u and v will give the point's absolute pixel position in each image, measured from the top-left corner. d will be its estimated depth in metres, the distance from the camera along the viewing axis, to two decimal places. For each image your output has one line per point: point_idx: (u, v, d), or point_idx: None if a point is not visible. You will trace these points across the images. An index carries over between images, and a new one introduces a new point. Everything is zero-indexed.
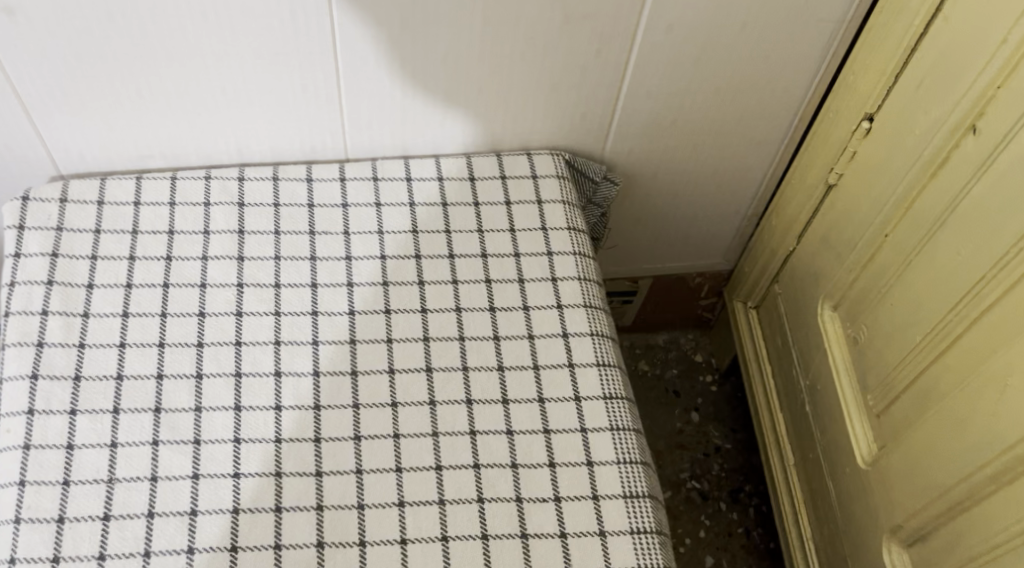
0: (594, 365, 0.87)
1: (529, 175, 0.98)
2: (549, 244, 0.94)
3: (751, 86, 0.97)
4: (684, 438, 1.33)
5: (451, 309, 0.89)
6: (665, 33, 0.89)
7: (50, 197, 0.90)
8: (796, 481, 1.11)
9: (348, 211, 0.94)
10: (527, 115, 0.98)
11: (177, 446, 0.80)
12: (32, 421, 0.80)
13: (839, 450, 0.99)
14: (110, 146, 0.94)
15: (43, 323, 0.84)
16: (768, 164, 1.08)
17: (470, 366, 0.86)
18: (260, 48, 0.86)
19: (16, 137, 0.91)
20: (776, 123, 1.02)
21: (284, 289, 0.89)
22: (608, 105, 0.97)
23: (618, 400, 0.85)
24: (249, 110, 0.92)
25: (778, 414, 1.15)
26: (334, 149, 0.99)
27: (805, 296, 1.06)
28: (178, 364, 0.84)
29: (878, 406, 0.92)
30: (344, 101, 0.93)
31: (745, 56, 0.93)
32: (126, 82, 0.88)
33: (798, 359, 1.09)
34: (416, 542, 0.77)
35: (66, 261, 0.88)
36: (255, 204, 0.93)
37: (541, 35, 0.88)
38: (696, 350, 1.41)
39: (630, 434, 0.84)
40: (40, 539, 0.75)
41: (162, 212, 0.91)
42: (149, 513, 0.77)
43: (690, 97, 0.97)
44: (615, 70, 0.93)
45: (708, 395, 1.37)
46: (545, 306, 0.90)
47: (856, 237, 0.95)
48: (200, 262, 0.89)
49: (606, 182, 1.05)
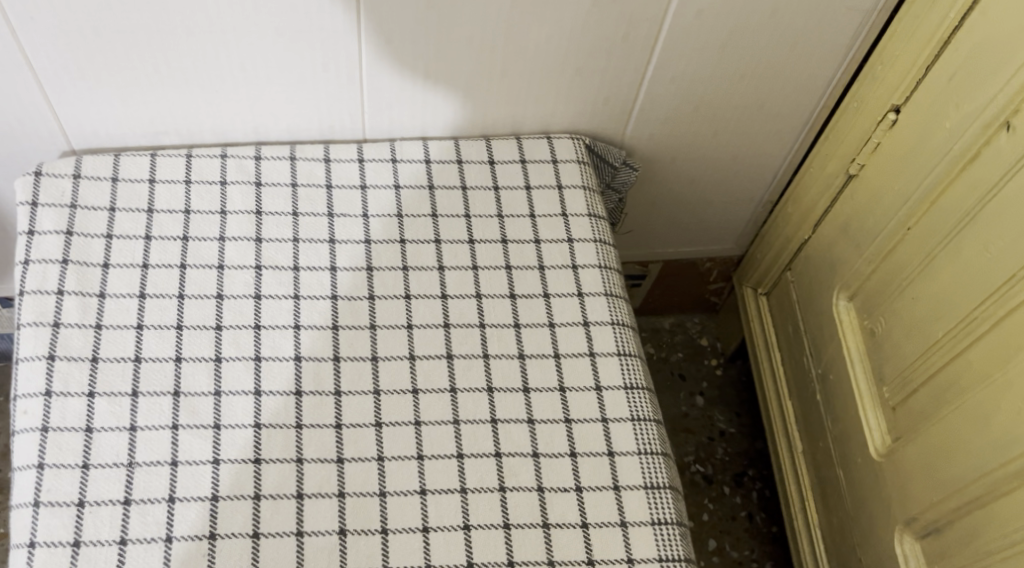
0: (615, 355, 0.86)
1: (549, 159, 0.97)
2: (570, 231, 0.93)
3: (776, 73, 0.96)
4: (689, 421, 1.34)
5: (472, 295, 0.88)
6: (694, 18, 0.88)
7: (63, 173, 0.89)
8: (804, 469, 1.12)
9: (366, 193, 0.93)
10: (550, 98, 0.96)
11: (197, 431, 0.79)
12: (49, 403, 0.79)
13: (852, 441, 1.00)
14: (124, 122, 0.92)
15: (59, 302, 0.83)
16: (787, 151, 1.08)
17: (491, 354, 0.85)
18: (282, 26, 0.85)
19: (27, 111, 0.89)
20: (798, 112, 1.02)
21: (303, 272, 0.88)
22: (631, 90, 0.96)
23: (639, 390, 0.85)
24: (268, 88, 0.91)
25: (787, 401, 1.16)
26: (351, 128, 0.97)
27: (819, 285, 1.06)
28: (197, 346, 0.83)
29: (894, 399, 0.93)
30: (365, 82, 0.92)
31: (772, 44, 0.92)
32: (144, 59, 0.86)
33: (810, 347, 1.09)
34: (438, 530, 0.77)
35: (81, 240, 0.86)
36: (272, 184, 0.92)
37: (568, 17, 0.87)
38: (702, 335, 1.41)
39: (651, 424, 0.84)
40: (60, 523, 0.74)
41: (178, 190, 0.90)
42: (171, 498, 0.76)
43: (714, 83, 0.97)
44: (640, 56, 0.92)
45: (713, 379, 1.38)
46: (566, 294, 0.89)
47: (877, 228, 0.95)
48: (217, 242, 0.88)
49: (625, 167, 1.03)
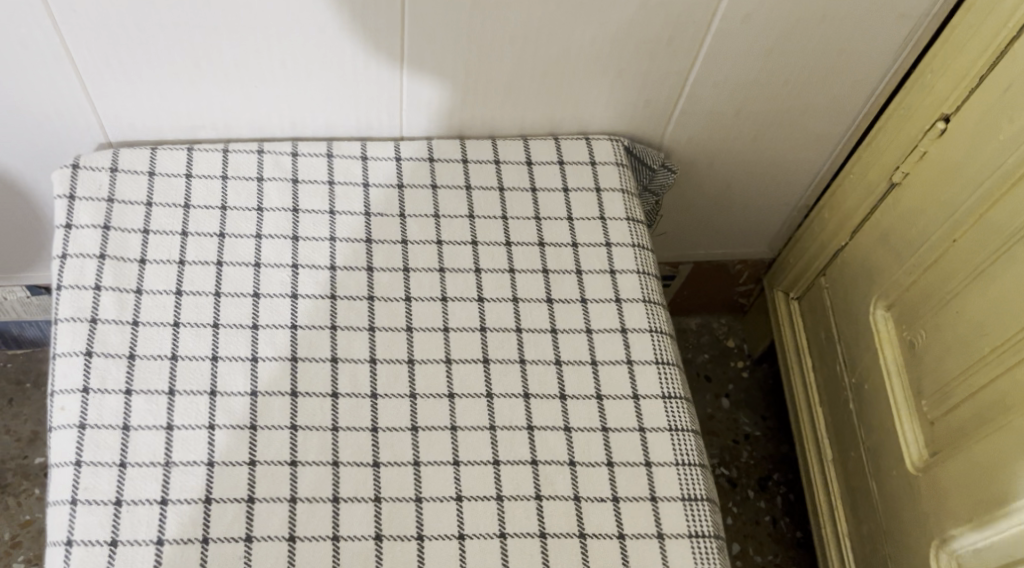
0: (653, 363, 0.86)
1: (587, 161, 0.96)
2: (608, 235, 0.92)
3: (822, 78, 0.95)
4: (714, 423, 1.33)
5: (508, 299, 0.88)
6: (744, 21, 0.87)
7: (101, 166, 0.88)
8: (833, 477, 1.11)
9: (404, 192, 0.92)
10: (591, 100, 0.95)
11: (234, 431, 0.79)
12: (87, 400, 0.78)
13: (886, 452, 0.99)
14: (162, 116, 0.92)
15: (96, 298, 0.83)
16: (825, 158, 1.07)
17: (528, 359, 0.85)
18: (325, 23, 0.84)
19: (66, 103, 0.88)
20: (842, 118, 1.01)
21: (339, 272, 0.87)
22: (674, 94, 0.95)
23: (676, 399, 0.84)
24: (308, 85, 0.90)
25: (817, 407, 1.15)
26: (388, 126, 0.96)
27: (855, 293, 1.05)
28: (233, 346, 0.82)
29: (933, 413, 0.92)
30: (405, 80, 0.91)
31: (821, 48, 0.91)
32: (185, 54, 0.85)
33: (843, 355, 1.08)
34: (474, 537, 0.77)
35: (118, 235, 0.86)
36: (309, 181, 0.91)
37: (614, 20, 0.86)
38: (729, 336, 1.40)
39: (689, 435, 0.83)
40: (98, 521, 0.74)
41: (215, 185, 0.89)
42: (207, 498, 0.76)
43: (759, 86, 0.96)
44: (685, 59, 0.91)
45: (739, 381, 1.36)
46: (604, 300, 0.88)
47: (919, 239, 0.94)
48: (254, 240, 0.87)
49: (663, 170, 1.02)
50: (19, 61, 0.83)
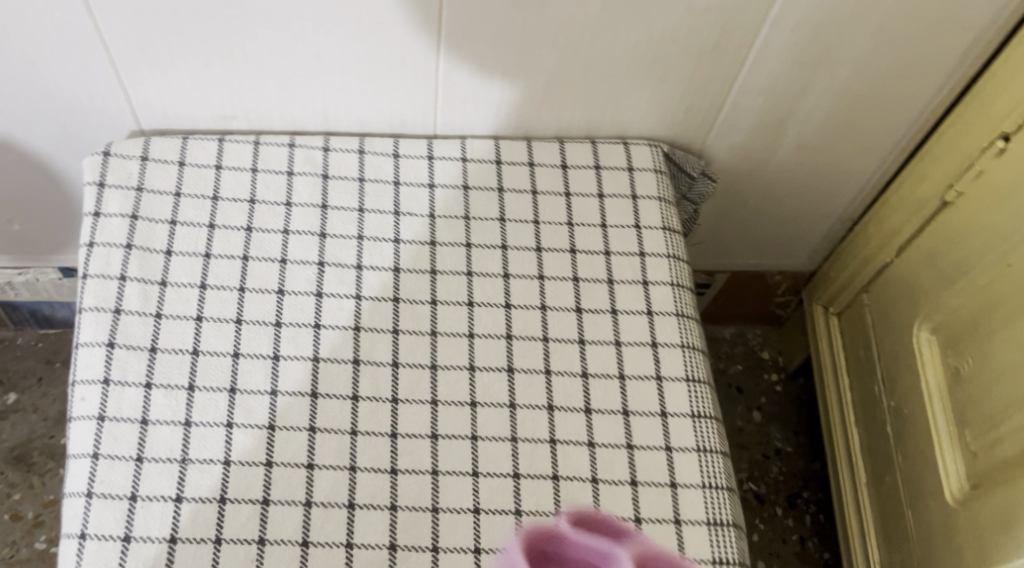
0: (683, 381, 0.83)
1: (624, 166, 0.93)
2: (643, 244, 0.89)
3: (874, 90, 0.92)
4: (744, 436, 1.29)
5: (536, 306, 0.85)
6: (795, 29, 0.84)
7: (132, 154, 0.88)
8: (866, 502, 1.08)
9: (434, 192, 0.90)
10: (631, 105, 0.93)
11: (252, 430, 0.77)
12: (107, 392, 0.78)
13: (925, 481, 0.96)
14: (195, 105, 0.90)
15: (121, 288, 0.82)
16: (872, 171, 1.03)
17: (554, 370, 0.83)
18: (361, 17, 0.82)
19: (99, 89, 0.88)
20: (893, 132, 0.97)
21: (366, 271, 0.86)
22: (717, 101, 0.92)
23: (706, 419, 0.82)
24: (342, 79, 0.88)
25: (853, 428, 1.11)
26: (422, 124, 0.94)
27: (898, 313, 1.02)
28: (255, 343, 0.81)
29: (977, 444, 0.89)
30: (440, 78, 0.89)
31: (875, 60, 0.88)
32: (220, 44, 0.84)
33: (883, 376, 1.05)
34: (490, 552, 0.75)
35: (145, 225, 0.85)
36: (340, 177, 0.89)
37: (659, 23, 0.83)
38: (764, 347, 1.36)
39: (717, 456, 0.81)
40: (112, 516, 0.73)
41: (244, 178, 0.88)
42: (222, 498, 0.75)
43: (808, 97, 0.92)
44: (731, 65, 0.88)
45: (772, 394, 1.33)
46: (635, 312, 0.86)
47: (970, 262, 0.90)
48: (281, 236, 0.86)
49: (703, 178, 0.99)
50: (54, 46, 0.83)
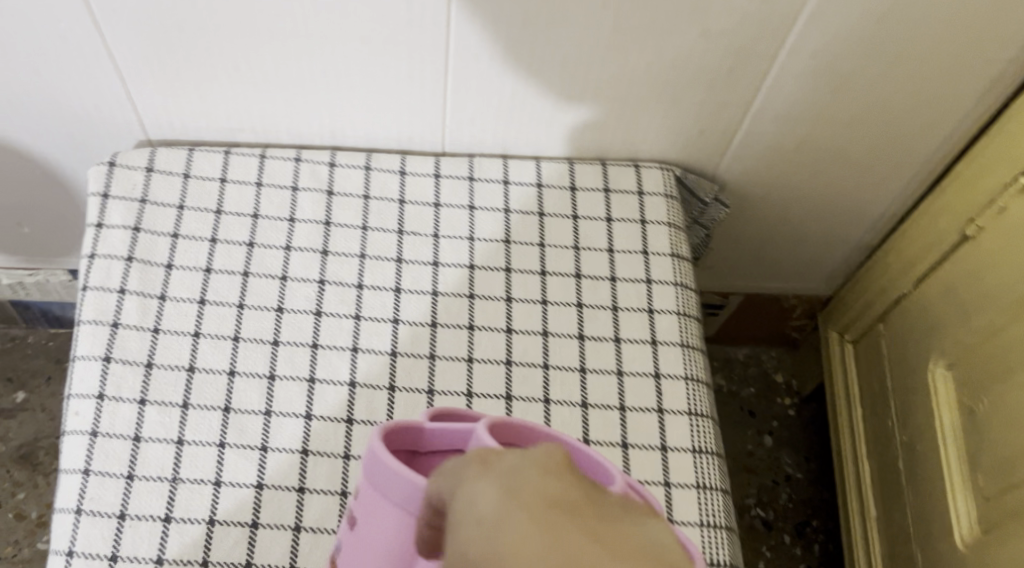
0: (685, 414, 0.82)
1: (634, 190, 0.91)
2: (649, 271, 0.87)
3: (893, 120, 0.89)
4: (753, 461, 1.27)
5: (538, 332, 0.84)
6: (813, 56, 0.82)
7: (137, 165, 0.87)
8: (875, 538, 1.05)
9: (439, 211, 0.89)
10: (643, 127, 0.91)
11: (244, 451, 0.77)
12: (101, 407, 0.77)
13: (936, 522, 0.93)
14: (202, 116, 0.90)
15: (120, 301, 0.81)
16: (891, 200, 1.01)
17: (553, 399, 0.81)
18: (368, 34, 0.80)
19: (107, 99, 0.87)
20: (912, 162, 0.95)
21: (366, 291, 0.84)
22: (732, 126, 0.90)
23: (707, 455, 0.80)
24: (349, 94, 0.87)
25: (864, 460, 1.09)
26: (430, 141, 0.93)
27: (912, 347, 0.99)
28: (251, 361, 0.80)
29: (990, 489, 0.86)
30: (449, 97, 0.87)
31: (894, 89, 0.86)
32: (226, 58, 0.83)
33: (896, 410, 1.02)
34: None
35: (147, 237, 0.84)
36: (344, 194, 0.88)
37: (672, 48, 0.81)
38: (778, 370, 1.34)
39: (717, 494, 0.79)
40: (100, 535, 0.73)
41: (248, 192, 0.87)
42: (210, 520, 0.74)
43: (824, 125, 0.90)
44: (747, 91, 0.86)
45: (784, 419, 1.30)
46: (638, 341, 0.84)
47: (988, 301, 0.87)
48: (282, 252, 0.85)
49: (715, 205, 0.97)
50: (62, 57, 0.82)
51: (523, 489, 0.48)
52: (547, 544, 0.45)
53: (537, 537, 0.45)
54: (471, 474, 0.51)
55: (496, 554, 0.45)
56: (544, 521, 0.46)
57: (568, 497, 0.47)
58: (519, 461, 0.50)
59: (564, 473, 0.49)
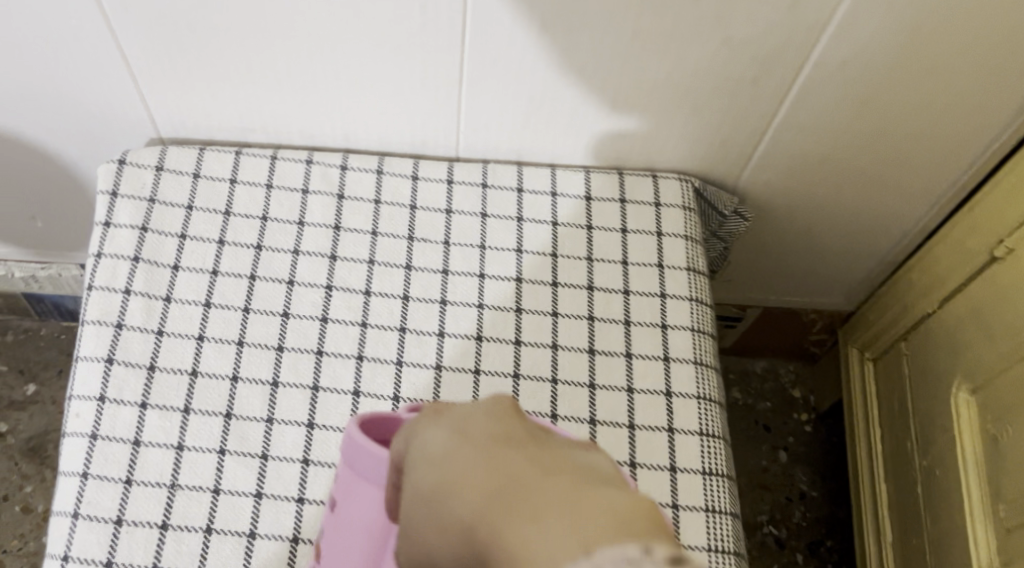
0: (696, 435, 0.79)
1: (651, 201, 0.89)
2: (664, 285, 0.85)
3: (920, 135, 0.86)
4: (768, 477, 1.24)
5: (547, 345, 0.82)
6: (839, 68, 0.79)
7: (146, 163, 0.86)
8: (890, 562, 1.03)
9: (451, 218, 0.87)
10: (662, 137, 0.88)
11: (244, 459, 0.76)
12: (102, 409, 0.76)
13: (954, 551, 0.91)
14: (213, 116, 0.89)
15: (125, 302, 0.80)
16: (916, 216, 0.98)
17: (560, 415, 0.79)
18: (382, 36, 0.79)
19: (118, 97, 0.86)
20: (940, 178, 0.92)
21: (373, 297, 0.83)
22: (753, 137, 0.88)
23: (718, 477, 0.78)
24: (362, 97, 0.85)
25: (881, 482, 1.06)
26: (444, 146, 0.91)
27: (935, 369, 0.96)
28: (255, 367, 0.79)
29: (1011, 520, 0.83)
30: (463, 102, 0.85)
31: (922, 103, 0.83)
32: (238, 58, 0.82)
33: (916, 433, 0.99)
34: None
35: (154, 238, 0.83)
36: (355, 198, 0.87)
37: (694, 57, 0.79)
38: (796, 385, 1.31)
39: (727, 518, 0.77)
40: (96, 540, 0.72)
41: (258, 194, 0.86)
42: (208, 528, 0.73)
43: (849, 138, 0.87)
44: (770, 102, 0.84)
45: (800, 435, 1.27)
46: (651, 357, 0.82)
47: (1015, 325, 0.84)
48: (290, 256, 0.84)
49: (735, 217, 0.95)
50: (73, 54, 0.81)
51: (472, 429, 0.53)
52: (488, 459, 0.49)
53: (481, 454, 0.50)
54: (424, 422, 0.57)
55: (447, 471, 0.50)
56: (489, 448, 0.51)
57: (513, 433, 0.52)
58: (470, 410, 0.56)
59: (513, 419, 0.55)
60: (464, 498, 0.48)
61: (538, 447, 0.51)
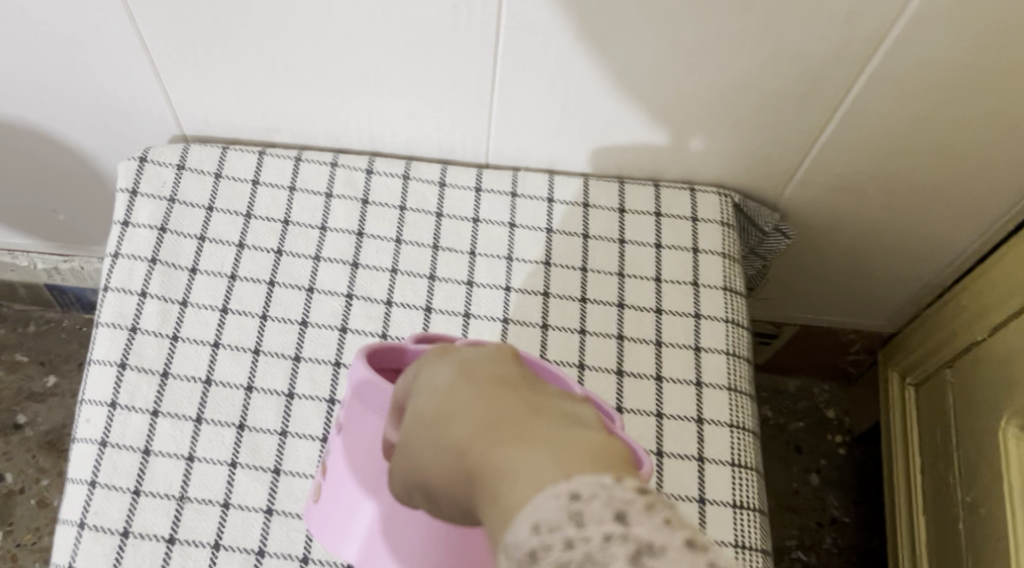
0: (727, 465, 0.75)
1: (688, 216, 0.85)
2: (699, 305, 0.81)
3: (977, 155, 0.82)
4: (798, 500, 1.20)
5: (574, 364, 0.79)
6: (895, 83, 0.75)
7: (168, 162, 0.83)
8: None
9: (478, 227, 0.84)
10: (702, 149, 0.84)
11: (255, 473, 0.73)
12: (112, 415, 0.74)
13: None
14: (238, 114, 0.86)
15: (140, 305, 0.78)
16: (967, 240, 0.93)
17: None
18: (411, 38, 0.75)
19: (141, 92, 0.84)
20: (995, 203, 0.87)
21: (395, 308, 0.80)
22: (799, 151, 0.84)
23: (749, 511, 0.74)
24: (390, 99, 0.82)
25: (920, 515, 1.01)
26: (474, 151, 0.88)
27: (982, 400, 0.91)
28: (271, 377, 0.77)
29: None
30: (494, 108, 0.82)
31: (981, 122, 0.78)
32: (263, 56, 0.79)
33: (960, 466, 0.94)
34: None
35: (173, 239, 0.81)
36: (380, 204, 0.84)
37: (740, 67, 0.75)
38: (830, 406, 1.26)
39: (757, 555, 0.73)
40: (101, 552, 0.70)
41: (280, 197, 0.83)
42: (216, 544, 0.71)
43: (900, 156, 0.83)
44: (818, 116, 0.79)
45: (833, 457, 1.23)
46: (682, 380, 0.78)
47: None
48: (311, 262, 0.81)
49: (775, 234, 0.90)
50: (96, 48, 0.79)
51: (469, 361, 0.53)
52: (488, 395, 0.49)
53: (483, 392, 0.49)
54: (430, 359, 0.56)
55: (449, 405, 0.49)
56: (486, 378, 0.51)
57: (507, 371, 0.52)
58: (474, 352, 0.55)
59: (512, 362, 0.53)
60: (459, 420, 0.48)
61: (532, 385, 0.51)
